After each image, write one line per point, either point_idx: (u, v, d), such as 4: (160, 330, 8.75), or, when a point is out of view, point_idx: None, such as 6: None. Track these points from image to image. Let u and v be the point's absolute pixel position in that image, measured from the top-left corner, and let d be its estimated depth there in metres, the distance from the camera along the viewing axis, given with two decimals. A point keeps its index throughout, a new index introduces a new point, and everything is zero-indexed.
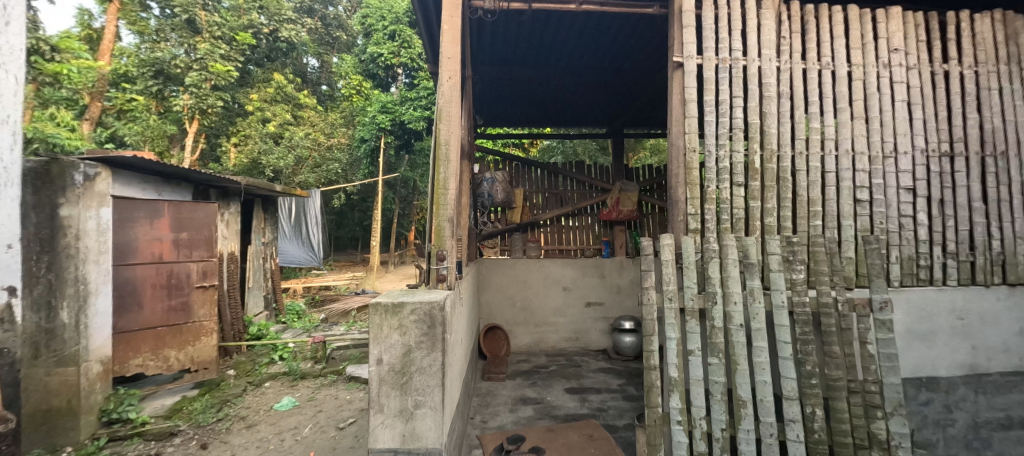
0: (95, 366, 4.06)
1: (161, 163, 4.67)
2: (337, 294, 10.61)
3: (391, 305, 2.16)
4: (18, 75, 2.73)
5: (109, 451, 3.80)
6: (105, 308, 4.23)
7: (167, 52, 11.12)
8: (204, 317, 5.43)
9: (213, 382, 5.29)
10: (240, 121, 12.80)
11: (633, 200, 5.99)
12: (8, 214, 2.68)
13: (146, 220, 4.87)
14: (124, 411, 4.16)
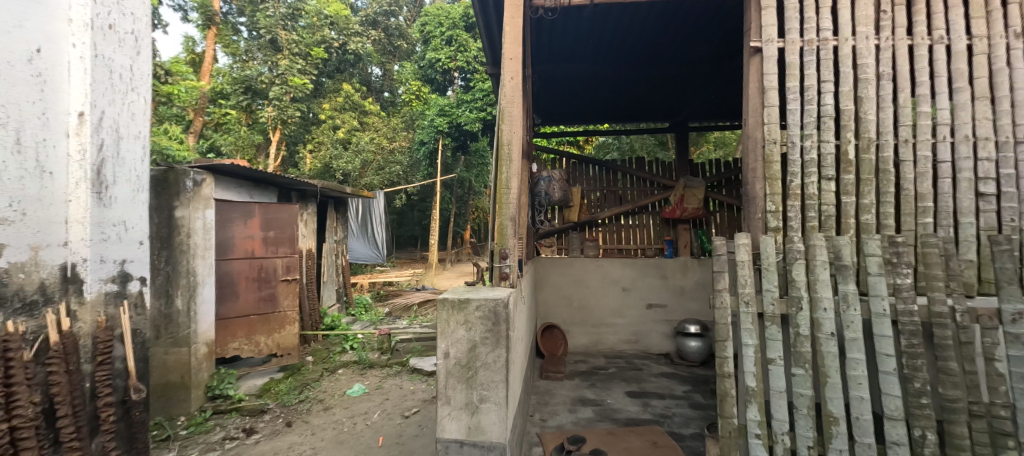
0: (201, 349, 4.57)
1: (251, 170, 5.15)
2: (399, 290, 11.11)
3: (457, 301, 2.20)
4: (147, 97, 3.04)
5: (212, 423, 4.25)
6: (211, 297, 4.70)
7: (254, 70, 12.32)
8: (288, 307, 5.83)
9: (295, 367, 5.75)
10: (314, 129, 13.77)
11: (699, 197, 5.66)
12: (141, 214, 3.00)
13: (241, 220, 5.41)
14: (224, 388, 4.64)
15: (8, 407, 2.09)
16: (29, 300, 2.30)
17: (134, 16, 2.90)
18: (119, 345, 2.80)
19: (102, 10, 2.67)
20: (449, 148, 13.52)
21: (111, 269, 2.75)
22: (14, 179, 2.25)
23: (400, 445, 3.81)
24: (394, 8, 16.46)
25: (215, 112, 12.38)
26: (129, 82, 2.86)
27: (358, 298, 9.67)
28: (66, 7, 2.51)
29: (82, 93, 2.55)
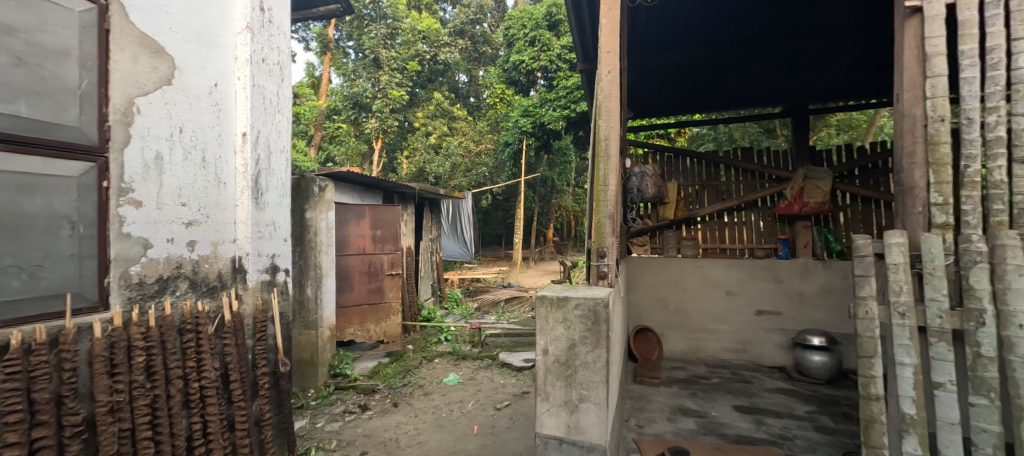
0: (324, 332, 5.20)
1: (362, 176, 5.68)
2: (487, 286, 11.49)
3: (556, 299, 2.19)
4: (289, 117, 3.52)
5: (335, 397, 4.82)
6: (332, 287, 5.35)
7: (360, 87, 13.81)
8: (393, 299, 6.36)
9: (398, 353, 6.20)
10: (410, 136, 14.64)
11: (824, 190, 4.88)
12: (285, 216, 3.49)
13: (354, 220, 5.99)
14: (343, 368, 5.26)
15: (200, 369, 2.59)
16: (211, 285, 2.84)
17: (279, 49, 3.40)
18: (271, 326, 3.27)
19: (260, 48, 3.17)
20: (533, 149, 13.64)
21: (265, 262, 3.25)
22: (201, 189, 2.77)
23: (494, 435, 3.94)
24: (479, 16, 16.93)
25: (331, 126, 14.24)
26: (276, 106, 3.36)
27: (450, 293, 10.18)
28: (233, 47, 3.03)
29: (244, 118, 3.05)
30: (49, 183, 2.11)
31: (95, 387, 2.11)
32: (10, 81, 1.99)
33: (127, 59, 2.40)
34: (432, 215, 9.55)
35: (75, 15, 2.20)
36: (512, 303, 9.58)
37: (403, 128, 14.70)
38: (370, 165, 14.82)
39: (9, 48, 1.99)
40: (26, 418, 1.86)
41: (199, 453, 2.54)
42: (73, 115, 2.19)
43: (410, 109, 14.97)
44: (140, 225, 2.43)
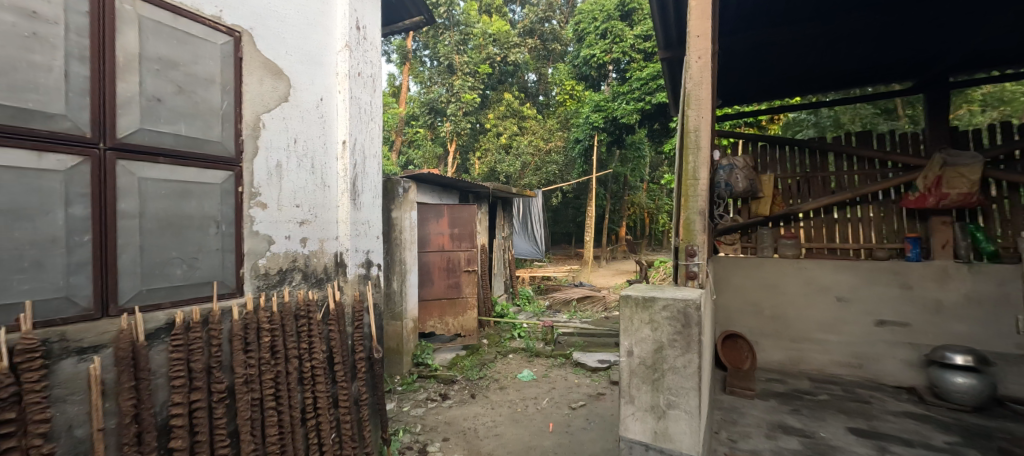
0: (408, 324, 5.54)
1: (439, 177, 5.97)
2: (559, 284, 11.46)
3: (642, 299, 2.14)
4: (379, 125, 3.85)
5: (418, 384, 5.14)
6: (414, 282, 5.70)
7: (436, 93, 14.50)
8: (469, 294, 6.59)
9: (474, 347, 6.43)
10: (482, 137, 14.90)
11: (971, 178, 4.10)
12: (376, 215, 3.80)
13: (434, 218, 6.34)
14: (424, 357, 5.60)
15: (312, 351, 2.91)
16: (318, 277, 3.21)
17: (371, 62, 3.72)
18: (366, 316, 3.57)
19: (356, 62, 3.49)
20: (604, 144, 13.38)
21: (361, 257, 3.58)
22: (311, 192, 3.14)
23: (569, 434, 3.94)
24: (549, 13, 16.85)
25: (410, 131, 15.08)
26: (370, 115, 3.69)
27: (522, 291, 10.29)
28: (336, 64, 3.38)
29: (344, 127, 3.39)
30: (200, 189, 2.44)
31: (234, 361, 2.49)
32: (172, 107, 2.32)
33: (255, 81, 2.77)
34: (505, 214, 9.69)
35: (216, 47, 2.52)
36: (584, 303, 9.44)
37: (475, 130, 15.10)
38: (445, 167, 15.47)
39: (172, 78, 2.32)
40: (187, 383, 2.25)
41: (310, 424, 2.88)
42: (217, 132, 2.52)
43: (482, 111, 15.33)
44: (267, 224, 2.82)
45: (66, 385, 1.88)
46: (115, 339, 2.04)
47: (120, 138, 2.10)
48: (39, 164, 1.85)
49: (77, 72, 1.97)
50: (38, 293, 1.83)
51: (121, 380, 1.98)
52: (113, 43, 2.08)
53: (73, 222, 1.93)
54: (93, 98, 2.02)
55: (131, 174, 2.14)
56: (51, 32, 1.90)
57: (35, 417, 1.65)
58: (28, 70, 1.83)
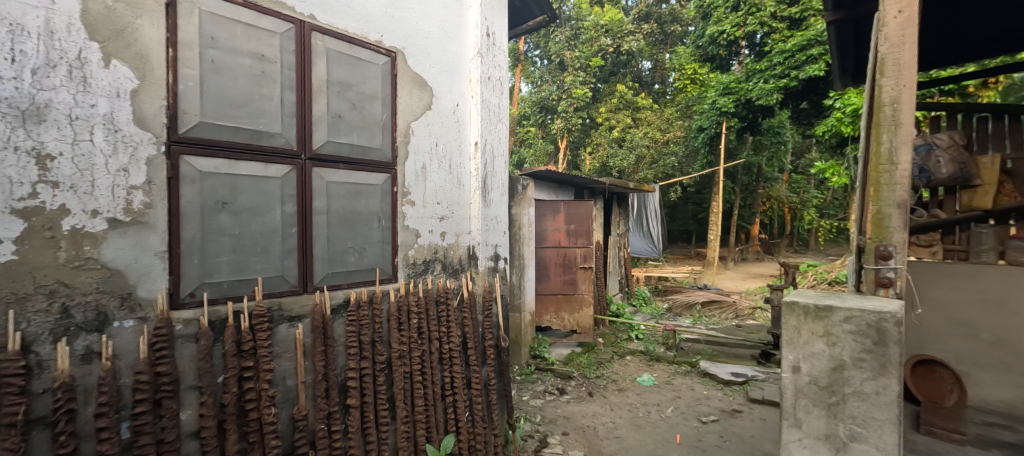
0: (526, 316, 5.74)
1: (554, 173, 6.01)
2: (679, 286, 10.73)
3: (815, 309, 1.75)
4: (506, 125, 4.05)
5: (536, 376, 5.32)
6: (531, 277, 5.86)
7: (547, 91, 14.61)
8: (585, 292, 6.42)
9: (590, 345, 6.31)
10: (594, 132, 14.44)
11: None
12: (503, 211, 4.03)
13: (551, 215, 6.47)
14: (541, 351, 5.74)
15: (450, 334, 3.24)
16: (454, 268, 3.56)
17: (499, 65, 3.94)
18: (495, 306, 3.79)
19: (486, 68, 3.75)
20: (735, 130, 12.08)
21: (490, 251, 3.84)
22: (449, 190, 3.48)
23: (700, 450, 3.70)
24: None
25: (521, 131, 15.48)
26: (498, 115, 3.91)
27: (637, 291, 9.82)
28: (468, 71, 3.68)
29: (476, 130, 3.67)
30: (368, 189, 2.87)
31: (391, 338, 2.89)
32: (349, 121, 2.77)
33: (406, 94, 3.16)
34: (620, 209, 9.27)
35: (378, 67, 2.95)
36: (711, 308, 8.65)
37: (586, 125, 14.76)
38: (556, 164, 15.50)
39: (349, 97, 2.77)
40: (358, 352, 2.68)
41: (449, 400, 3.20)
42: (379, 141, 2.94)
43: (593, 105, 14.89)
44: (415, 219, 3.21)
45: (280, 344, 2.40)
46: (311, 311, 2.52)
47: (315, 150, 2.56)
48: (266, 172, 2.32)
49: (287, 99, 2.44)
50: (266, 273, 2.32)
51: (316, 344, 2.46)
52: (309, 72, 2.56)
53: (286, 218, 2.41)
54: (298, 119, 2.49)
55: (322, 177, 2.60)
56: (272, 69, 2.38)
57: (264, 366, 2.13)
58: (258, 100, 2.31)
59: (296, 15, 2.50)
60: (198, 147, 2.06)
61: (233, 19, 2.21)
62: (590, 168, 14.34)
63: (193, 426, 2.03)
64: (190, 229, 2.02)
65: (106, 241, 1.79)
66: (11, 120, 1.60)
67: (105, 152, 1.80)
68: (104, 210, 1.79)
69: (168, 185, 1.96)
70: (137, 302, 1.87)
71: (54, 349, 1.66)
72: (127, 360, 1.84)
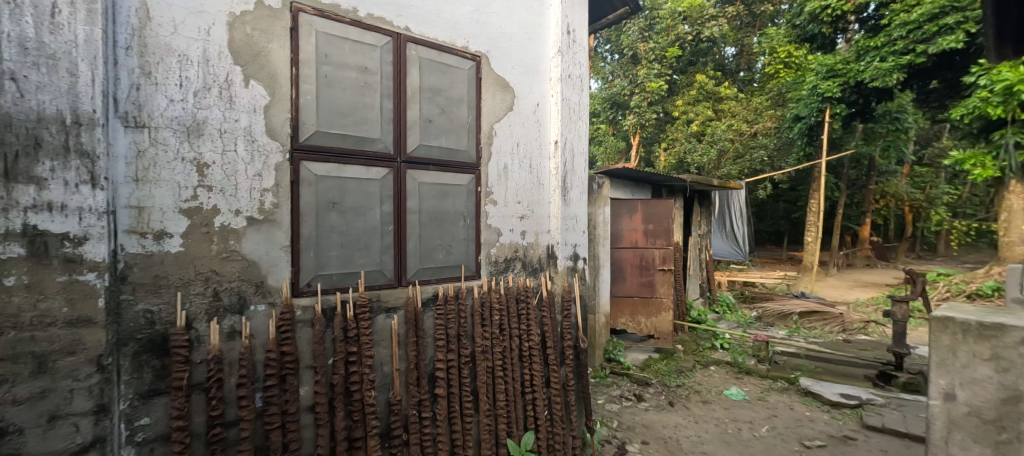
0: (600, 318, 5.60)
1: (630, 171, 5.78)
2: (770, 293, 9.80)
3: (978, 327, 1.47)
4: (587, 122, 3.99)
5: (611, 380, 5.19)
6: (606, 278, 5.71)
7: (619, 87, 14.08)
8: (664, 295, 6.14)
9: (669, 352, 6.00)
10: (669, 127, 13.58)
11: None
12: (582, 209, 3.99)
13: (627, 214, 6.28)
14: (616, 354, 5.59)
15: (529, 333, 3.30)
16: (534, 267, 3.61)
17: (580, 62, 3.90)
18: (574, 306, 3.77)
19: (567, 66, 3.73)
20: (842, 118, 10.70)
21: (569, 250, 3.83)
22: (529, 190, 3.53)
23: None
24: None
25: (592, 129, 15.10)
26: (578, 114, 3.88)
27: (721, 296, 9.13)
28: (549, 70, 3.70)
29: (556, 129, 3.68)
30: (455, 189, 3.01)
31: (475, 333, 3.01)
32: (438, 125, 2.92)
33: (490, 96, 3.26)
34: (702, 207, 8.62)
35: (465, 72, 3.08)
36: (810, 319, 7.76)
37: (660, 120, 13.87)
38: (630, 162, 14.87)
39: (438, 102, 2.93)
40: (446, 345, 2.83)
41: (529, 397, 3.25)
42: (465, 143, 3.07)
43: (669, 99, 13.95)
44: (497, 218, 3.30)
45: (379, 333, 2.62)
46: (405, 304, 2.71)
47: (409, 153, 2.75)
48: (368, 175, 2.54)
49: (386, 106, 2.64)
50: (367, 267, 2.54)
51: (409, 335, 2.64)
52: (404, 81, 2.75)
53: (384, 217, 2.62)
54: (395, 125, 2.69)
55: (415, 179, 2.79)
56: (374, 79, 2.59)
57: (366, 352, 2.35)
58: (363, 109, 2.53)
59: (393, 28, 2.70)
60: (315, 154, 2.32)
61: (342, 37, 2.45)
62: (664, 165, 13.54)
63: (309, 401, 2.29)
64: (306, 227, 2.28)
65: (245, 236, 2.09)
66: (180, 135, 1.93)
67: (245, 160, 2.10)
68: (243, 210, 2.08)
69: (291, 188, 2.23)
70: (267, 290, 2.15)
71: (207, 327, 1.97)
72: (259, 339, 2.12)
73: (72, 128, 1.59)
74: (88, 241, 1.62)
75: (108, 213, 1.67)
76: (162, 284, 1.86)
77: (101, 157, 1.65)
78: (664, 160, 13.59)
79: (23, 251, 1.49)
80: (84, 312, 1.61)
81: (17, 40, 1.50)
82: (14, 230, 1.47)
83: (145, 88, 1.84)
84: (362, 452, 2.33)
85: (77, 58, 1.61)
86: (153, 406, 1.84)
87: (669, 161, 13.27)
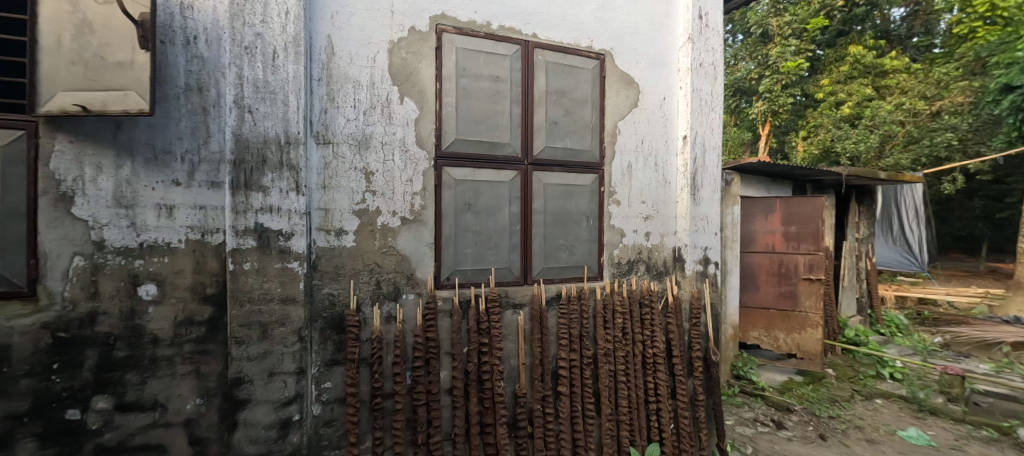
0: (727, 329, 5.03)
1: (769, 165, 4.84)
2: (963, 316, 7.82)
3: None
4: (721, 114, 3.65)
5: (742, 400, 4.61)
6: (735, 285, 5.10)
7: (743, 70, 11.25)
8: (811, 309, 5.04)
9: (817, 376, 4.98)
10: (810, 112, 10.71)
11: None
12: (715, 208, 3.65)
13: (761, 215, 5.35)
14: (746, 372, 4.93)
15: (653, 339, 3.18)
16: (658, 270, 3.42)
17: (714, 48, 3.58)
18: (703, 315, 3.52)
19: (698, 53, 3.46)
20: None
21: (699, 253, 3.53)
22: (655, 189, 3.38)
23: None
24: None
25: None
26: (711, 105, 3.56)
27: (886, 314, 7.58)
28: (677, 62, 3.48)
29: (685, 122, 3.44)
30: (578, 190, 3.03)
31: (597, 334, 3.00)
32: (563, 126, 2.98)
33: (613, 94, 3.20)
34: (860, 206, 7.08)
35: (589, 71, 3.08)
36: None
37: (797, 104, 10.98)
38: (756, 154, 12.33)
39: (562, 103, 2.98)
40: (568, 344, 2.88)
41: (651, 407, 3.13)
42: (588, 143, 3.07)
43: (809, 78, 11.06)
44: (620, 218, 3.23)
45: (507, 327, 2.78)
46: (530, 301, 2.83)
47: (535, 156, 2.86)
48: (499, 177, 2.70)
49: (515, 112, 2.78)
50: (497, 265, 2.70)
51: (534, 331, 2.76)
52: (531, 86, 2.86)
53: (512, 217, 2.76)
54: (522, 128, 2.81)
55: (540, 180, 2.88)
56: (505, 87, 2.74)
57: (496, 344, 2.52)
58: (495, 115, 2.70)
59: (522, 36, 2.82)
60: (455, 160, 2.55)
61: (478, 50, 2.65)
62: (802, 156, 10.70)
63: (448, 385, 2.53)
64: (446, 227, 2.53)
65: (399, 234, 2.39)
66: (353, 148, 2.29)
67: (401, 168, 2.41)
68: (398, 211, 2.39)
69: (434, 192, 2.50)
70: (416, 281, 2.44)
71: (371, 310, 2.31)
72: (409, 325, 2.42)
73: (285, 146, 2.02)
74: (294, 236, 2.03)
75: (306, 214, 2.08)
76: (340, 272, 2.24)
77: (303, 169, 2.06)
78: (802, 150, 10.70)
79: (255, 243, 1.96)
80: (290, 292, 2.03)
81: (253, 81, 1.97)
82: (249, 227, 1.94)
83: (330, 111, 2.23)
84: (492, 437, 2.51)
85: (289, 90, 2.04)
86: (333, 373, 2.22)
87: (811, 151, 10.42)
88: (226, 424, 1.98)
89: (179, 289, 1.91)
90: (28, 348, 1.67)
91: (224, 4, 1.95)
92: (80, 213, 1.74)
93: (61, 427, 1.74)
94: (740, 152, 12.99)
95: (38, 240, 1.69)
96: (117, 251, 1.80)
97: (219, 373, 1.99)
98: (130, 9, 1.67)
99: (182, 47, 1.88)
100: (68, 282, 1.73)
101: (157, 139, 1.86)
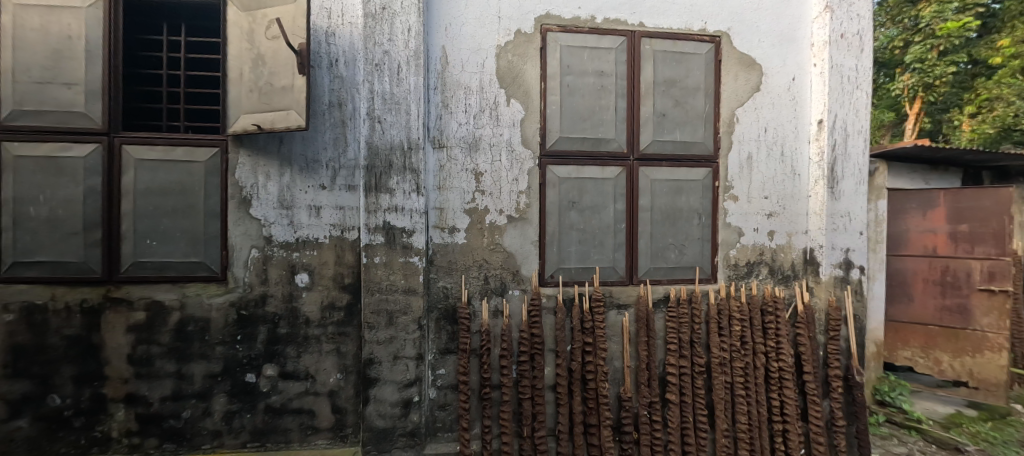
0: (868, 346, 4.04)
1: (931, 150, 3.86)
2: None
3: None
4: (869, 91, 3.08)
5: (888, 430, 3.52)
6: (880, 292, 4.24)
7: (882, 37, 7.67)
8: (990, 328, 3.84)
9: (1000, 413, 3.67)
10: (988, 81, 6.50)
11: None
12: (861, 204, 3.09)
13: (918, 211, 4.20)
14: (895, 398, 3.79)
15: (779, 351, 2.85)
16: (785, 274, 3.05)
17: (860, 15, 3.05)
18: (844, 328, 3.05)
19: (837, 23, 2.99)
20: None
21: (840, 256, 3.04)
22: (780, 183, 3.02)
23: None
24: None
25: None
26: (855, 83, 3.05)
27: None
28: (809, 36, 3.07)
29: (820, 105, 3.01)
30: (690, 185, 2.84)
31: (711, 342, 2.77)
32: (673, 118, 2.81)
33: (732, 78, 2.92)
34: None
35: (702, 57, 2.85)
36: None
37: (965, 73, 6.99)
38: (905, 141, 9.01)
39: (670, 94, 2.80)
40: (678, 350, 2.72)
41: (776, 428, 2.80)
42: (700, 135, 2.85)
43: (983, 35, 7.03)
44: (738, 216, 2.94)
45: (611, 328, 2.73)
46: (636, 301, 2.74)
47: (642, 150, 2.75)
48: (604, 175, 2.66)
49: (620, 106, 2.71)
50: (602, 263, 2.66)
51: (640, 334, 2.66)
52: (637, 77, 2.75)
53: (617, 215, 2.69)
54: (628, 123, 2.73)
55: (647, 176, 2.76)
56: (610, 81, 2.68)
57: (600, 344, 2.49)
58: (600, 111, 2.66)
59: (628, 27, 2.73)
60: (559, 159, 2.58)
61: (582, 46, 2.63)
62: (968, 137, 6.60)
63: (552, 381, 2.56)
64: (551, 225, 2.56)
65: (505, 232, 2.49)
66: (465, 151, 2.43)
67: (508, 167, 2.49)
68: (504, 210, 2.48)
69: (540, 190, 2.55)
70: (522, 277, 2.51)
71: (480, 304, 2.45)
72: (515, 320, 2.50)
73: (407, 152, 2.22)
74: (415, 233, 2.23)
75: (425, 213, 2.26)
76: (453, 267, 2.41)
77: (422, 172, 2.25)
78: (968, 131, 6.61)
79: (383, 239, 2.19)
80: (412, 284, 2.23)
81: (382, 95, 2.20)
82: (378, 225, 2.18)
83: (444, 117, 2.41)
84: (595, 439, 2.47)
85: (411, 100, 2.24)
86: (447, 361, 2.39)
87: (980, 131, 6.32)
88: (359, 397, 2.25)
89: (325, 278, 2.22)
90: (221, 321, 2.14)
91: (360, 29, 2.23)
92: (256, 213, 2.15)
93: (242, 387, 2.17)
94: (876, 135, 9.24)
95: (228, 236, 2.14)
96: (281, 244, 2.17)
97: (355, 353, 2.26)
98: (292, 40, 1.97)
99: (327, 70, 2.20)
100: (247, 270, 2.15)
101: (308, 150, 2.19)
